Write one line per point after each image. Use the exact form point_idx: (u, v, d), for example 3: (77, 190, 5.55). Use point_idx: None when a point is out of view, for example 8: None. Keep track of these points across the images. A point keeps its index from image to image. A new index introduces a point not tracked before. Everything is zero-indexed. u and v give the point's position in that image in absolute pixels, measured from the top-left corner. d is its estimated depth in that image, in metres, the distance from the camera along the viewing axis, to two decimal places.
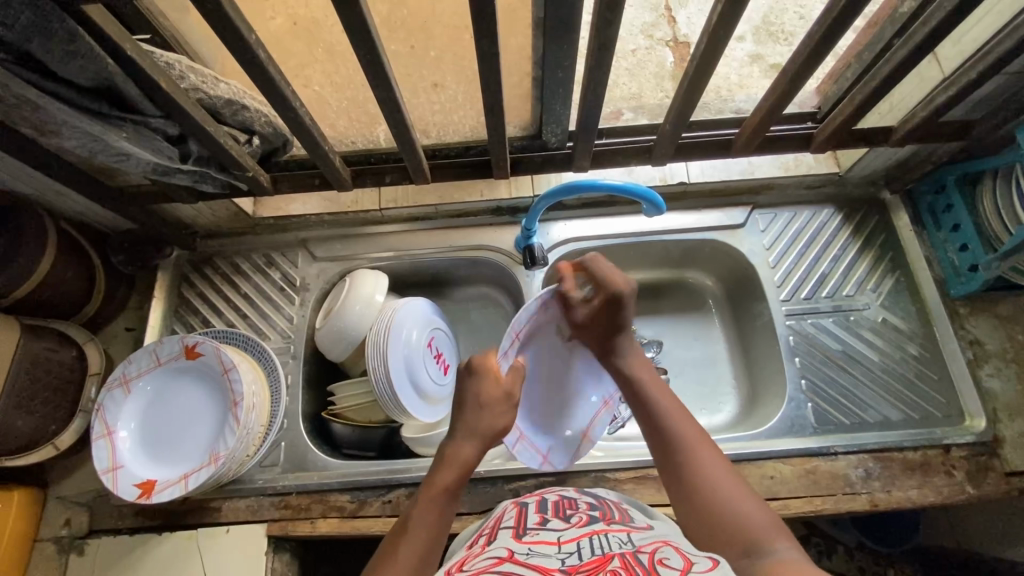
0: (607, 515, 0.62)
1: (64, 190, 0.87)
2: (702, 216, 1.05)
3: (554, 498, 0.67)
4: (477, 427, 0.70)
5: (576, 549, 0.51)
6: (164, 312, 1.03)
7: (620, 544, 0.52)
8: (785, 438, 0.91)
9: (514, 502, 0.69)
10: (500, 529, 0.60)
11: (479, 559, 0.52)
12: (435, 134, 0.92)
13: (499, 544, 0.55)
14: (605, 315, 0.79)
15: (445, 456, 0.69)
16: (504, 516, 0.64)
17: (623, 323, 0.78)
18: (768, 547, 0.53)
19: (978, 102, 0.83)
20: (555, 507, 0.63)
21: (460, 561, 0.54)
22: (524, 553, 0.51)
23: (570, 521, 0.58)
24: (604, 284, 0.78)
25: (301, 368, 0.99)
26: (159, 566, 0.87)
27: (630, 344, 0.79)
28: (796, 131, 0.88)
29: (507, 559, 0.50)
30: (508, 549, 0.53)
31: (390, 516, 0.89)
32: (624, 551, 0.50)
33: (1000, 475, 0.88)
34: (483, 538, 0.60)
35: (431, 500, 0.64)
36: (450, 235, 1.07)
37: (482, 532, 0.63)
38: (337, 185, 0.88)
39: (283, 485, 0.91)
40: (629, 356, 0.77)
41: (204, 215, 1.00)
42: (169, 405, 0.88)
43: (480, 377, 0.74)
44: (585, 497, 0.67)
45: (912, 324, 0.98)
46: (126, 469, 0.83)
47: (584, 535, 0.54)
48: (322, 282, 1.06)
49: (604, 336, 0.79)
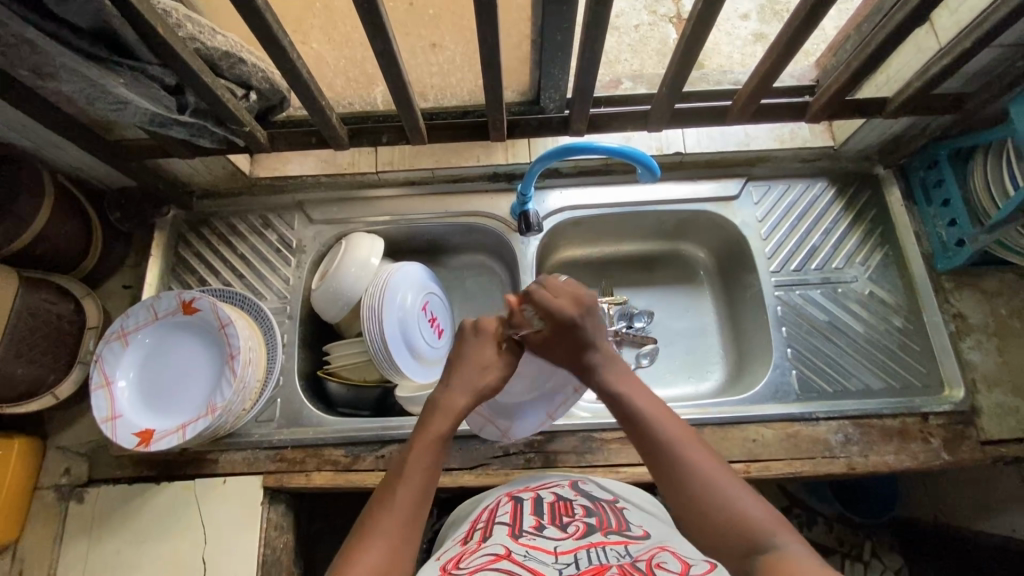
0: (604, 520, 0.65)
1: (59, 143, 0.87)
2: (697, 187, 1.06)
3: (550, 497, 0.71)
4: (479, 385, 0.73)
5: (573, 560, 0.55)
6: (161, 270, 1.04)
7: (618, 556, 0.55)
8: (769, 404, 0.94)
9: (509, 496, 0.73)
10: (496, 525, 0.65)
11: (477, 556, 0.57)
12: (433, 97, 0.95)
13: (495, 541, 0.60)
14: (570, 331, 0.75)
15: (438, 405, 0.71)
16: (499, 511, 0.69)
17: (590, 335, 0.75)
18: (766, 537, 0.57)
19: (973, 75, 0.84)
20: (550, 510, 0.67)
21: (458, 557, 0.58)
22: (522, 554, 0.56)
23: (567, 530, 0.62)
24: (557, 312, 0.75)
25: (297, 327, 1.01)
26: (159, 514, 0.89)
27: (603, 356, 0.76)
28: (791, 102, 0.89)
29: (505, 557, 0.55)
30: (504, 548, 0.58)
31: (384, 471, 0.91)
32: (622, 561, 0.54)
33: (975, 443, 0.90)
34: (478, 531, 0.65)
35: (424, 444, 0.67)
36: (446, 200, 1.08)
37: (476, 524, 0.68)
38: (334, 143, 0.88)
39: (278, 440, 0.93)
40: (605, 369, 0.74)
41: (200, 173, 1.00)
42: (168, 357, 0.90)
43: (478, 340, 0.77)
44: (581, 498, 0.71)
45: (898, 297, 1.00)
46: (124, 419, 0.84)
47: (582, 546, 0.58)
48: (318, 244, 1.07)
49: (571, 353, 0.75)
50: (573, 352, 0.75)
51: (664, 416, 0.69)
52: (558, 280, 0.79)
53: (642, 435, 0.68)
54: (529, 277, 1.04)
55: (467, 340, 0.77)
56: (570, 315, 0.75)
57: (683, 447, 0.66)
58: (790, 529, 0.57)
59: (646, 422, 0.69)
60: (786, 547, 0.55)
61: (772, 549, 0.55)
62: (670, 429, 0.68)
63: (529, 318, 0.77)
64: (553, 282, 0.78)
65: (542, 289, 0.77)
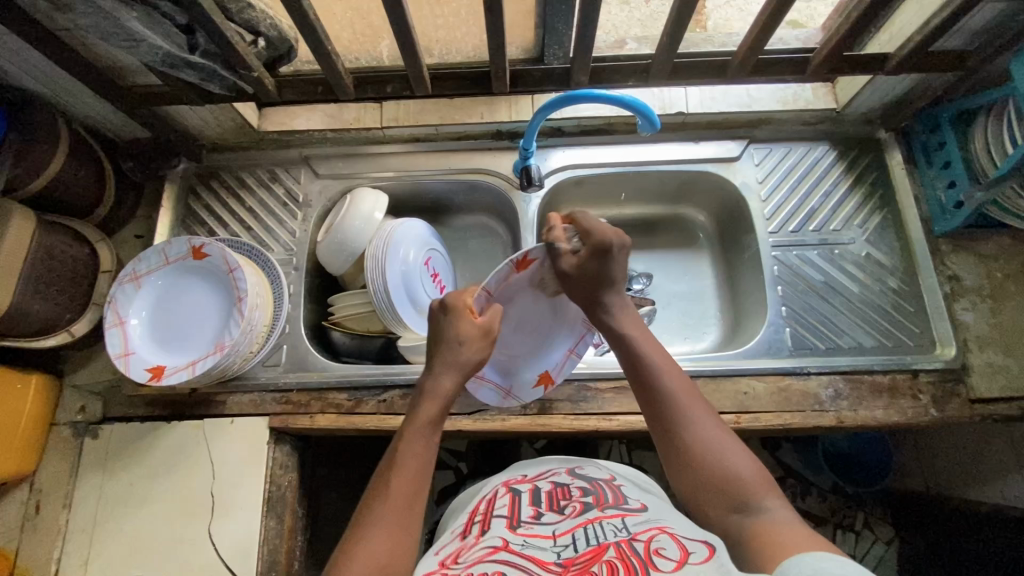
0: (601, 498, 0.66)
1: (73, 89, 0.89)
2: (699, 148, 1.07)
3: (547, 486, 0.71)
4: (466, 360, 0.73)
5: (571, 541, 0.57)
6: (172, 221, 1.07)
7: (615, 531, 0.57)
8: (761, 358, 0.96)
9: (505, 487, 0.73)
10: (493, 517, 0.65)
11: (474, 550, 0.57)
12: (438, 52, 0.97)
13: (493, 533, 0.60)
14: (591, 268, 0.76)
15: (425, 389, 0.71)
16: (497, 503, 0.68)
17: (613, 279, 0.77)
18: (755, 497, 0.58)
19: (976, 32, 0.84)
20: (548, 498, 0.67)
21: (456, 552, 0.59)
22: (519, 543, 0.57)
23: (565, 513, 0.63)
24: (598, 236, 0.76)
25: (303, 278, 1.04)
26: (170, 451, 0.93)
27: (619, 299, 0.78)
28: (793, 57, 0.89)
29: (503, 548, 0.56)
30: (502, 539, 0.59)
31: (384, 414, 0.94)
32: (619, 539, 0.55)
33: (964, 401, 0.92)
34: (476, 525, 0.64)
35: (413, 433, 0.66)
36: (450, 158, 1.10)
37: (474, 517, 0.68)
38: (340, 92, 0.90)
39: (284, 381, 0.96)
40: (617, 314, 0.77)
41: (210, 125, 1.03)
42: (172, 325, 0.91)
43: (454, 315, 0.75)
44: (577, 481, 0.71)
45: (895, 259, 1.01)
46: (137, 355, 0.88)
47: (579, 525, 0.59)
48: (323, 199, 1.09)
49: (592, 288, 0.77)
50: (590, 288, 0.77)
51: (672, 370, 0.70)
52: (595, 215, 0.79)
53: (644, 381, 0.70)
54: (529, 234, 1.06)
55: (442, 317, 0.76)
56: (612, 242, 0.76)
57: (685, 403, 0.67)
58: (777, 490, 0.59)
59: (651, 371, 0.70)
60: (773, 512, 0.56)
61: (760, 510, 0.57)
62: (677, 381, 0.69)
63: (569, 236, 0.79)
64: (605, 214, 0.80)
65: (582, 219, 0.78)
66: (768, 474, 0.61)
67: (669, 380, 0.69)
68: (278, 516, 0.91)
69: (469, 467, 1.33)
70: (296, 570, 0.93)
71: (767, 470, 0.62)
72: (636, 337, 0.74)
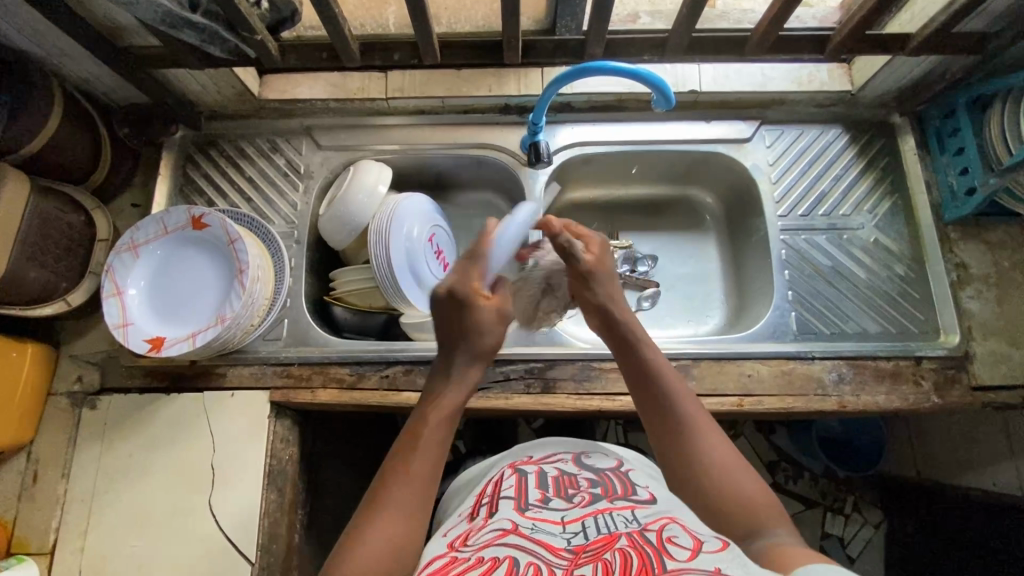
0: (609, 490, 0.65)
1: (66, 49, 0.85)
2: (710, 128, 1.05)
3: (554, 472, 0.70)
4: (479, 350, 0.69)
5: (581, 529, 0.56)
6: (170, 190, 1.04)
7: (627, 522, 0.56)
8: (767, 342, 0.95)
9: (512, 469, 0.73)
10: (501, 500, 0.64)
11: (484, 532, 0.57)
12: (446, 21, 0.95)
13: (501, 516, 0.60)
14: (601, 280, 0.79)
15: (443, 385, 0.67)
16: (503, 486, 0.68)
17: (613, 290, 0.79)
18: (764, 522, 0.57)
19: (998, 13, 0.82)
20: (556, 484, 0.67)
21: (464, 534, 0.59)
22: (528, 527, 0.57)
23: (572, 501, 0.62)
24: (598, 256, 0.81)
25: (304, 252, 1.02)
26: (168, 424, 0.92)
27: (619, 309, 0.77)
28: (812, 34, 0.88)
29: (512, 532, 0.56)
30: (511, 522, 0.58)
31: (386, 390, 0.94)
32: (631, 529, 0.54)
33: (965, 388, 0.92)
34: (484, 506, 0.64)
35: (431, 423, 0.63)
36: (456, 132, 1.07)
37: (481, 498, 0.68)
38: (345, 59, 0.87)
39: (286, 356, 0.95)
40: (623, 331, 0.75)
41: (209, 92, 1.00)
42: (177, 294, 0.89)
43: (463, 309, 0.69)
44: (585, 471, 0.70)
45: (904, 245, 1.01)
46: (136, 326, 0.86)
47: (589, 513, 0.59)
48: (325, 170, 1.06)
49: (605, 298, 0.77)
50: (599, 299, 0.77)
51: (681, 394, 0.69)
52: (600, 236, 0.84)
53: (648, 398, 0.68)
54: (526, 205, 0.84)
55: (440, 313, 0.70)
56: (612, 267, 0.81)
57: (702, 429, 0.65)
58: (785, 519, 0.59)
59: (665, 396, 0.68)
60: (782, 535, 0.56)
61: (770, 533, 0.56)
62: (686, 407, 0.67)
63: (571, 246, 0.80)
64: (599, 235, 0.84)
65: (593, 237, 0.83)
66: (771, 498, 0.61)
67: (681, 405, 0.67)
68: (278, 489, 0.91)
69: (467, 444, 1.33)
70: (295, 543, 0.94)
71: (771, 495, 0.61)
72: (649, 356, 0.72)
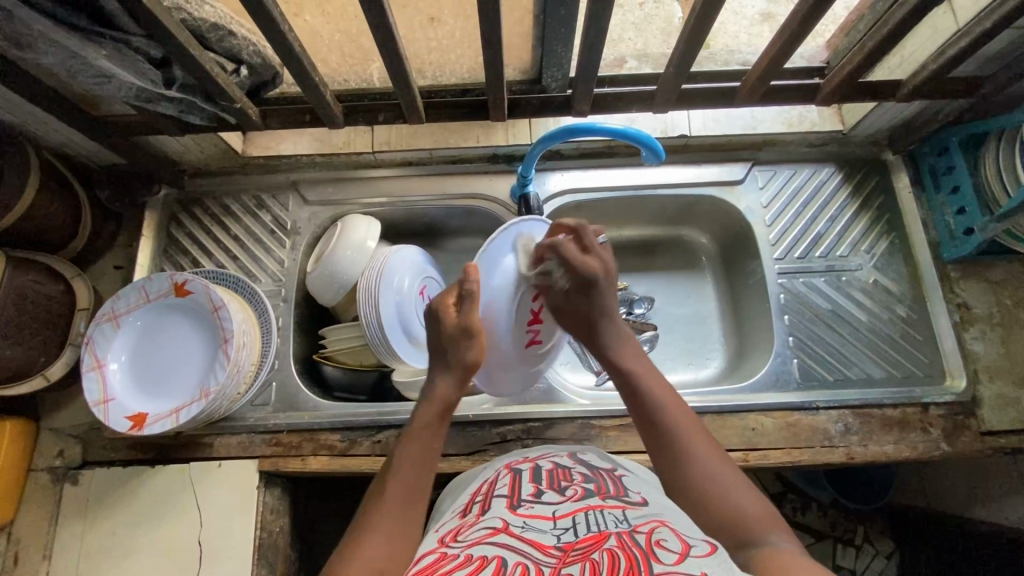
0: (602, 487, 0.62)
1: (43, 118, 0.84)
2: (701, 171, 1.04)
3: (548, 466, 0.68)
4: (458, 361, 0.71)
5: (572, 525, 0.53)
6: (153, 251, 1.02)
7: (616, 522, 0.52)
8: (769, 393, 0.93)
9: (507, 468, 0.69)
10: (494, 497, 0.61)
11: (474, 530, 0.53)
12: (430, 74, 0.91)
13: (493, 514, 0.56)
14: (585, 304, 0.77)
15: (427, 395, 0.70)
16: (497, 483, 0.64)
17: (608, 309, 0.77)
18: (756, 533, 0.55)
19: (988, 58, 0.81)
20: (549, 477, 0.64)
21: (455, 530, 0.55)
22: (519, 526, 0.53)
23: (565, 494, 0.59)
24: (584, 271, 0.75)
25: (292, 310, 0.99)
26: (154, 497, 0.89)
27: (614, 327, 0.77)
28: (801, 83, 0.86)
29: (502, 531, 0.52)
30: (502, 519, 0.54)
31: (379, 456, 0.91)
32: (620, 530, 0.50)
33: (975, 434, 0.90)
34: (477, 504, 0.61)
35: (415, 435, 0.66)
36: (445, 182, 1.05)
37: (474, 497, 0.63)
38: (329, 122, 0.86)
39: (274, 423, 0.92)
40: (613, 342, 0.76)
41: (192, 151, 0.98)
42: (162, 352, 0.88)
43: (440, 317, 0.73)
44: (580, 466, 0.67)
45: (904, 286, 0.99)
46: (117, 402, 0.83)
47: (580, 509, 0.55)
48: (313, 226, 1.04)
49: (588, 322, 0.77)
50: (588, 321, 0.77)
51: (674, 403, 0.68)
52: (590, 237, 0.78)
53: (642, 406, 0.68)
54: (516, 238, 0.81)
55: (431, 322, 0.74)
56: (595, 275, 0.76)
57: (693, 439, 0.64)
58: (784, 529, 0.56)
59: (656, 409, 0.67)
60: (779, 544, 0.53)
61: (767, 544, 0.53)
62: (677, 418, 0.66)
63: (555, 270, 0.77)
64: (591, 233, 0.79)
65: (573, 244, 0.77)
66: (773, 512, 0.58)
67: (658, 393, 0.68)
68: (270, 564, 0.88)
69: None
70: None
71: (773, 509, 0.58)
72: (637, 371, 0.72)
